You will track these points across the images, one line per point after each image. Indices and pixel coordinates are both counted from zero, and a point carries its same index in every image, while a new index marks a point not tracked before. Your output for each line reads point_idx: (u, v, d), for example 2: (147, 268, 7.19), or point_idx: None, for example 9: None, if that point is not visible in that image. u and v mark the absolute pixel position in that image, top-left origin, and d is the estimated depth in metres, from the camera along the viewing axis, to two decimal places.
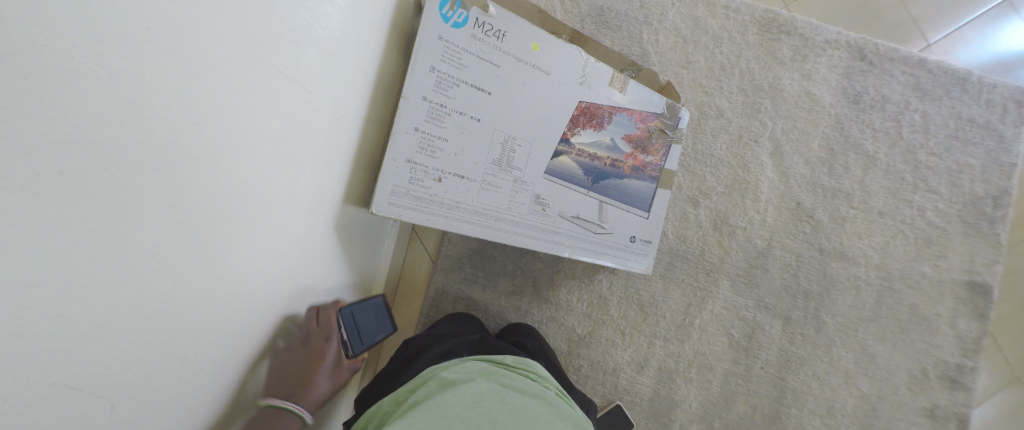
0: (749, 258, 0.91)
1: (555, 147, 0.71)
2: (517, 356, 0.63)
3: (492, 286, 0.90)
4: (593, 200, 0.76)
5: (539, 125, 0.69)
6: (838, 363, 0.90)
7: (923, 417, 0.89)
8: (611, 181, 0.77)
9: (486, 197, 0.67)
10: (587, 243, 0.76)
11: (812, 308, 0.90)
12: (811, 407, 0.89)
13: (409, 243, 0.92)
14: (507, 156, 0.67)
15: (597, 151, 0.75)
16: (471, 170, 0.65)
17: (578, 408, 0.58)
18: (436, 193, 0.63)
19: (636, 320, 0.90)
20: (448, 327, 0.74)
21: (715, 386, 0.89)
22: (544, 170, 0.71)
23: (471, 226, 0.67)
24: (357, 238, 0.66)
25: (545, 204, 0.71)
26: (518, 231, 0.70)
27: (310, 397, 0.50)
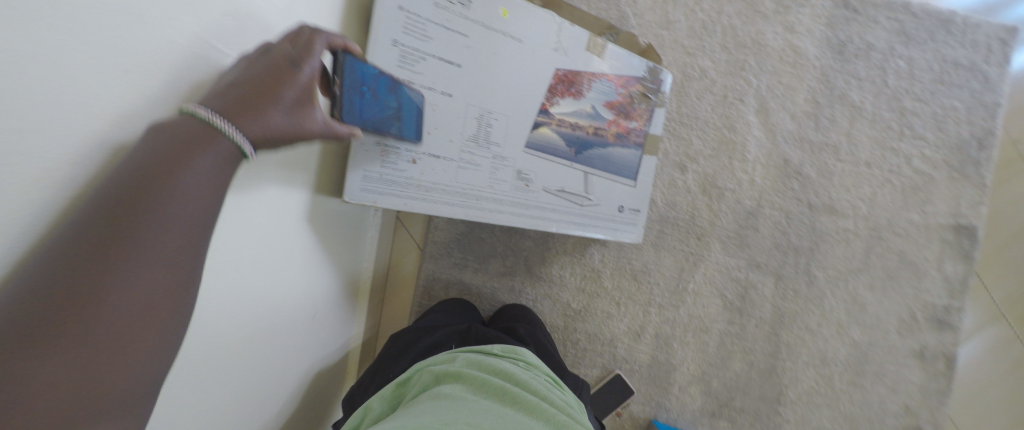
0: (739, 219, 0.91)
1: (533, 120, 0.69)
2: (506, 345, 0.63)
3: (484, 268, 0.89)
4: (576, 173, 0.74)
5: (514, 97, 0.67)
6: (829, 315, 0.91)
7: (912, 360, 0.91)
8: (595, 151, 0.75)
9: (465, 176, 0.65)
10: (573, 215, 0.75)
11: (803, 263, 0.91)
12: (805, 360, 0.91)
13: (395, 231, 0.90)
14: (483, 132, 0.65)
15: (577, 122, 0.73)
16: (446, 149, 0.63)
17: (569, 393, 0.58)
18: (412, 176, 0.61)
19: (631, 290, 0.90)
20: (436, 318, 0.74)
21: (712, 347, 0.91)
22: (524, 143, 0.68)
23: (452, 207, 0.65)
24: (332, 229, 0.64)
25: (527, 179, 0.70)
26: (501, 208, 0.68)
27: (256, 126, 0.34)
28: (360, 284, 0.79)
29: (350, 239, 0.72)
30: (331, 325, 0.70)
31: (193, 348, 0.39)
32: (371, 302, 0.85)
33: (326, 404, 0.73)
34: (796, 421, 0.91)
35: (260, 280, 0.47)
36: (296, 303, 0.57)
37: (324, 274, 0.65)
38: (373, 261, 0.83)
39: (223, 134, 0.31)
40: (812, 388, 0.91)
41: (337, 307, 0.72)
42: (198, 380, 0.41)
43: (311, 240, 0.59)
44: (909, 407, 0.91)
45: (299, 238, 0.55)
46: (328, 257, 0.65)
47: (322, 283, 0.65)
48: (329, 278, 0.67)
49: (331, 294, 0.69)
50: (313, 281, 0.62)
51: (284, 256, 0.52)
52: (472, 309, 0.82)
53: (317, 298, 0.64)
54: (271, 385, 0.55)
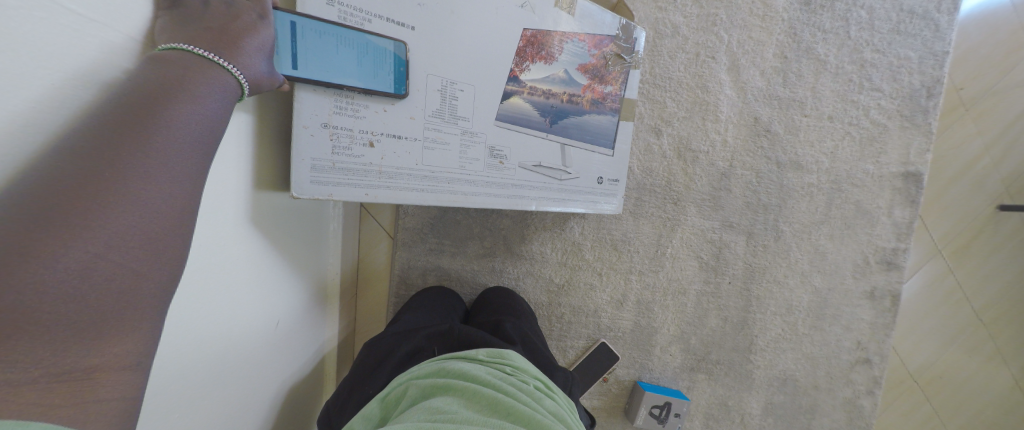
0: (713, 181, 0.91)
1: (502, 89, 0.62)
2: (491, 350, 0.60)
3: (461, 251, 0.85)
4: (553, 146, 0.68)
5: (478, 62, 0.59)
6: (795, 266, 0.96)
7: (864, 300, 0.99)
8: (571, 120, 0.69)
9: (432, 158, 0.58)
10: (552, 191, 0.70)
11: (772, 220, 0.93)
12: (773, 310, 0.96)
13: (360, 221, 0.83)
14: (448, 105, 0.58)
15: (550, 90, 0.66)
16: (408, 128, 0.55)
17: (558, 395, 0.56)
18: (371, 161, 0.54)
19: (612, 259, 0.89)
20: (414, 320, 0.68)
21: (689, 308, 0.93)
22: (494, 116, 0.62)
23: (421, 193, 0.58)
24: (287, 230, 0.57)
25: (501, 155, 0.63)
26: (475, 190, 0.62)
27: (250, 66, 0.38)
28: (328, 284, 0.73)
29: (318, 221, 0.67)
30: (310, 323, 0.67)
31: (186, 357, 0.40)
32: (342, 301, 0.80)
33: (305, 415, 0.69)
34: (766, 366, 0.98)
35: (228, 259, 0.45)
36: (273, 283, 0.55)
37: (299, 254, 0.62)
38: (339, 257, 0.76)
39: (223, 69, 0.36)
40: (779, 335, 0.97)
41: (317, 288, 0.69)
42: (185, 359, 0.40)
43: (279, 220, 0.55)
44: (861, 342, 1.00)
45: (266, 216, 0.52)
46: (297, 240, 0.61)
47: (300, 264, 0.62)
48: (305, 258, 0.64)
49: (309, 275, 0.66)
50: (287, 261, 0.58)
51: (250, 236, 0.49)
52: (452, 305, 0.78)
53: (295, 277, 0.61)
54: (263, 366, 0.54)
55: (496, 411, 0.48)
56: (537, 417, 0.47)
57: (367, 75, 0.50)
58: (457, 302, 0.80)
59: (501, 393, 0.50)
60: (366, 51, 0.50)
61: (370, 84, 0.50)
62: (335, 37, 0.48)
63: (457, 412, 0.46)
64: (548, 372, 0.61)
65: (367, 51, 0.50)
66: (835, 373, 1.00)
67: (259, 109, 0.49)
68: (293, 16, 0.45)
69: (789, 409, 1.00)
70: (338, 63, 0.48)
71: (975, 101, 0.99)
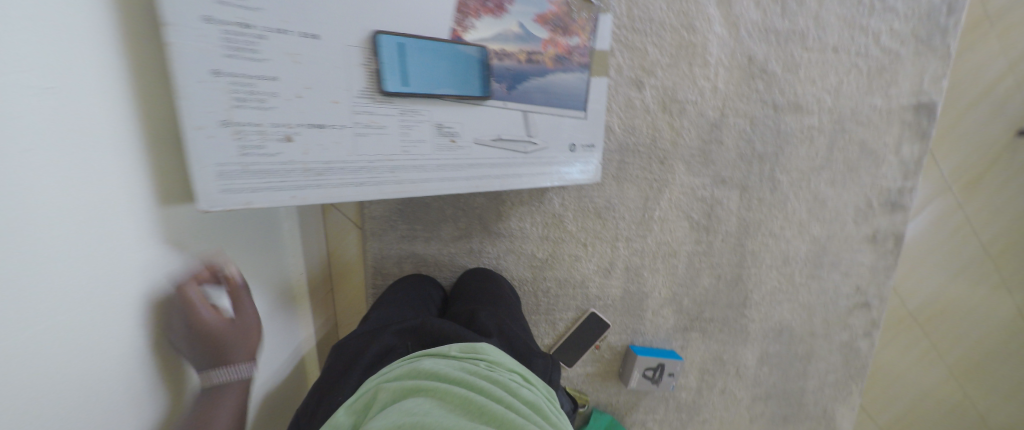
0: (702, 134, 0.83)
1: (448, 55, 0.50)
2: (465, 344, 0.56)
3: (435, 235, 0.82)
4: (514, 115, 0.58)
5: (410, 23, 0.47)
6: (792, 217, 0.90)
7: (865, 244, 0.95)
8: (533, 82, 0.58)
9: (370, 145, 0.48)
10: (516, 166, 0.61)
11: (768, 170, 0.86)
12: (768, 263, 0.92)
13: (323, 214, 0.79)
14: (381, 81, 0.46)
15: (505, 51, 0.54)
16: (334, 113, 0.45)
17: (537, 381, 0.53)
18: (293, 158, 0.44)
19: (596, 229, 0.85)
20: (386, 316, 0.65)
21: (681, 269, 0.90)
22: (442, 88, 0.51)
23: (363, 188, 0.49)
24: (217, 242, 0.51)
25: (453, 133, 0.54)
26: (427, 176, 0.53)
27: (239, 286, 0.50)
28: (293, 286, 0.71)
29: (267, 224, 0.62)
30: (273, 324, 0.65)
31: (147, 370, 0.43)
32: (315, 298, 0.78)
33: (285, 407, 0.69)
34: (761, 320, 0.96)
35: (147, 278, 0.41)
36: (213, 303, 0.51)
37: (246, 264, 0.57)
38: (303, 257, 0.73)
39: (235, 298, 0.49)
40: (775, 288, 0.94)
41: (276, 294, 0.66)
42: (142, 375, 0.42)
43: (210, 234, 0.49)
44: (860, 287, 0.97)
45: (192, 234, 0.46)
46: (241, 250, 0.56)
47: (248, 274, 0.57)
48: (255, 266, 0.59)
49: (265, 283, 0.62)
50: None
51: (170, 261, 0.43)
52: (428, 295, 0.75)
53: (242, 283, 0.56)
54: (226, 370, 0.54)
55: (469, 411, 0.45)
56: (512, 416, 0.44)
57: (460, 83, 0.51)
58: (435, 290, 0.78)
59: (474, 391, 0.47)
60: (458, 60, 0.51)
61: (462, 91, 0.52)
62: (433, 50, 0.49)
63: (427, 415, 0.43)
64: (525, 360, 0.57)
65: (459, 61, 0.51)
66: (832, 320, 0.98)
67: (143, 116, 0.39)
68: (400, 38, 0.47)
69: (784, 358, 0.99)
70: (437, 74, 0.50)
71: (1003, 13, 0.88)
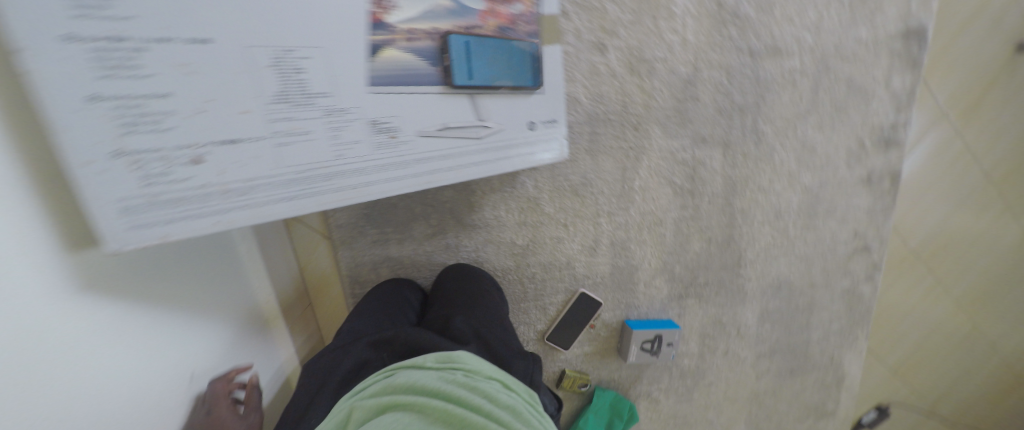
0: (676, 93, 0.77)
1: (367, 42, 0.45)
2: (440, 354, 0.52)
3: (408, 235, 0.78)
4: (459, 99, 0.53)
5: (316, 12, 0.42)
6: (781, 169, 0.85)
7: (861, 187, 0.90)
8: (476, 61, 0.53)
9: (295, 155, 0.44)
10: (471, 155, 0.56)
11: (750, 122, 0.81)
12: (760, 220, 0.88)
13: (288, 231, 0.76)
14: (292, 82, 0.42)
15: (437, 29, 0.49)
16: (245, 125, 0.41)
17: (518, 386, 0.50)
18: (207, 181, 0.40)
19: (574, 207, 0.81)
20: (357, 328, 0.61)
21: (669, 237, 0.86)
22: (367, 80, 0.46)
23: (295, 201, 0.45)
24: (159, 275, 0.48)
25: (391, 128, 0.49)
26: (368, 179, 0.49)
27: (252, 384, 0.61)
28: (262, 309, 0.68)
29: (219, 251, 0.59)
30: (243, 350, 0.62)
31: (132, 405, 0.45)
32: (292, 318, 0.76)
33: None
34: (757, 278, 0.92)
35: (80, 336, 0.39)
36: (162, 341, 0.48)
37: (199, 294, 0.54)
38: (270, 280, 0.70)
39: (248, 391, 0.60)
40: (769, 244, 0.90)
41: (242, 320, 0.63)
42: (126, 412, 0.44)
43: (144, 271, 0.46)
44: (858, 232, 0.93)
45: (119, 275, 0.43)
46: (190, 281, 0.53)
47: (203, 304, 0.55)
48: (210, 295, 0.57)
49: (226, 312, 0.59)
50: (179, 308, 0.51)
51: (97, 306, 0.41)
52: (406, 300, 0.71)
53: (198, 314, 0.54)
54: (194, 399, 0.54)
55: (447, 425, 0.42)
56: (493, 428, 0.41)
57: (514, 74, 0.56)
58: (413, 294, 0.74)
59: (452, 405, 0.44)
60: (512, 54, 0.55)
61: (518, 80, 0.57)
62: (491, 46, 0.53)
63: None
64: (506, 362, 0.53)
65: (514, 55, 0.55)
66: (831, 268, 0.95)
67: (25, 157, 0.35)
68: (465, 36, 0.51)
69: (786, 313, 0.97)
70: (496, 66, 0.54)
71: None
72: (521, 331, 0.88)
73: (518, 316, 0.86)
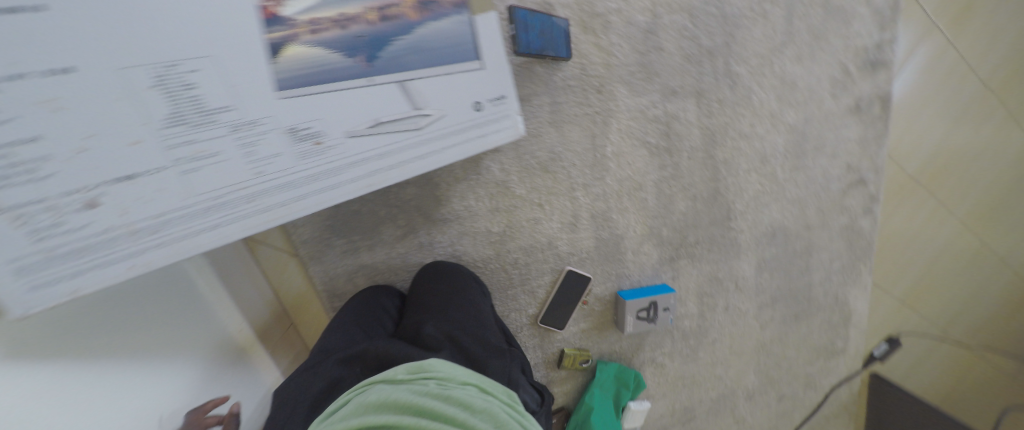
0: (637, 46, 0.71)
1: (266, 41, 0.40)
2: (411, 365, 0.47)
3: (378, 240, 0.75)
4: (387, 90, 0.48)
5: (194, 17, 0.37)
6: (761, 111, 0.80)
7: (849, 117, 0.85)
8: (399, 44, 0.48)
9: (207, 180, 0.40)
10: (413, 149, 0.52)
11: (722, 66, 0.76)
12: (745, 168, 0.83)
13: (252, 256, 0.72)
14: (185, 100, 0.37)
15: (345, 14, 0.44)
16: (140, 157, 0.37)
17: (500, 391, 0.46)
18: (109, 224, 0.36)
19: (547, 184, 0.77)
20: (327, 345, 0.55)
21: (652, 201, 0.82)
22: (275, 85, 0.41)
23: (219, 230, 0.42)
24: (112, 313, 0.46)
25: (314, 133, 0.45)
26: (298, 193, 0.45)
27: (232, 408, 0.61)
28: (236, 340, 0.64)
29: (175, 288, 0.55)
30: (221, 384, 0.60)
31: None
32: (272, 343, 0.73)
33: None
34: (750, 228, 0.88)
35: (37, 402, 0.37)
36: (138, 370, 0.48)
37: (159, 336, 0.51)
38: (241, 310, 0.67)
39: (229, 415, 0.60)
40: (759, 192, 0.86)
41: (214, 355, 0.60)
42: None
43: (80, 325, 0.43)
44: (851, 165, 0.88)
45: (53, 333, 0.40)
46: (144, 326, 0.50)
47: (165, 345, 0.52)
48: (174, 334, 0.53)
49: (196, 348, 0.56)
50: (136, 356, 0.48)
51: (51, 362, 0.39)
52: (383, 309, 0.66)
53: (161, 356, 0.51)
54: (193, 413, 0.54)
55: None
56: None
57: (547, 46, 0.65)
58: (392, 302, 0.69)
59: (428, 419, 0.39)
60: (546, 30, 0.65)
61: (557, 50, 0.66)
62: (529, 23, 0.62)
63: None
64: (482, 364, 0.50)
65: (440, 33, 0.50)
66: (827, 207, 0.90)
67: None
68: (520, 10, 0.61)
69: (784, 261, 0.93)
70: (533, 41, 0.64)
71: None
72: (512, 318, 0.84)
73: (506, 304, 0.83)
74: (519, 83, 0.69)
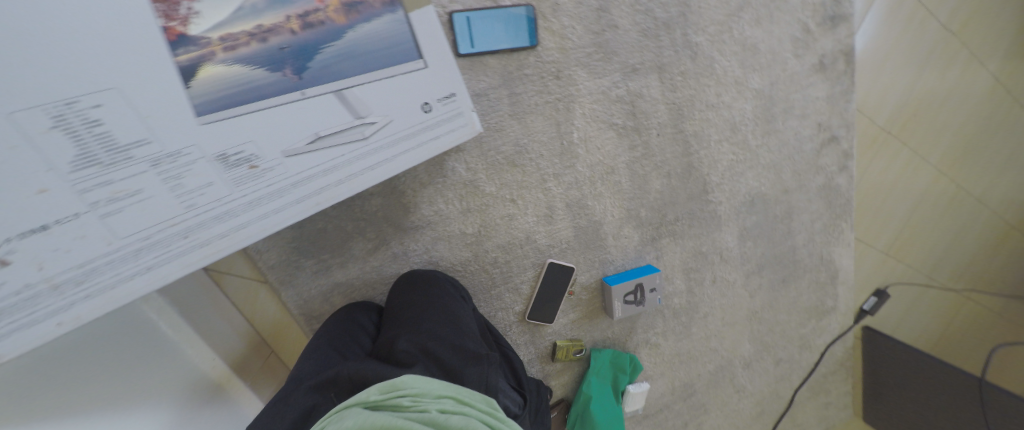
0: (591, 26, 0.69)
1: (179, 65, 0.38)
2: (385, 383, 0.43)
3: (348, 256, 0.72)
4: (323, 102, 0.46)
5: (88, 48, 0.33)
6: (726, 79, 0.78)
7: (815, 75, 0.84)
8: (328, 52, 0.46)
9: (133, 221, 0.37)
10: (361, 160, 0.49)
11: (681, 37, 0.74)
12: (717, 138, 0.82)
13: (218, 287, 0.68)
14: (93, 138, 0.34)
15: (263, 26, 0.42)
16: (49, 207, 0.34)
17: (479, 399, 0.44)
18: (26, 282, 0.33)
19: (517, 179, 0.74)
20: (299, 372, 0.51)
21: (626, 183, 0.80)
22: (196, 111, 0.39)
23: (154, 271, 0.39)
24: (65, 370, 0.44)
25: (246, 157, 0.42)
26: (238, 222, 0.42)
27: None
28: (209, 377, 0.62)
29: (132, 334, 0.52)
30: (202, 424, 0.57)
31: None
32: (251, 374, 0.70)
33: None
34: (728, 198, 0.87)
35: None
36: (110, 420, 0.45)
37: (122, 386, 0.48)
38: (211, 344, 0.63)
39: None
40: (733, 161, 0.84)
41: (188, 396, 0.57)
42: None
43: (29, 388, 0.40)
44: (822, 123, 0.87)
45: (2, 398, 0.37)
46: (101, 377, 0.47)
47: (132, 392, 0.49)
48: (139, 381, 0.51)
49: (167, 391, 0.54)
50: (97, 410, 0.45)
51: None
52: (359, 326, 0.63)
53: (131, 403, 0.49)
54: None
55: None
56: None
57: (510, 37, 0.66)
58: (368, 318, 0.66)
59: None
60: (508, 21, 0.65)
61: (514, 42, 0.66)
62: (488, 17, 0.64)
63: None
64: (455, 374, 0.49)
65: (372, 35, 0.48)
66: (802, 169, 0.90)
67: None
68: (466, 12, 0.63)
69: (765, 227, 0.92)
70: (493, 34, 0.65)
71: None
72: (499, 318, 0.82)
73: (492, 304, 0.81)
74: (474, 78, 0.67)
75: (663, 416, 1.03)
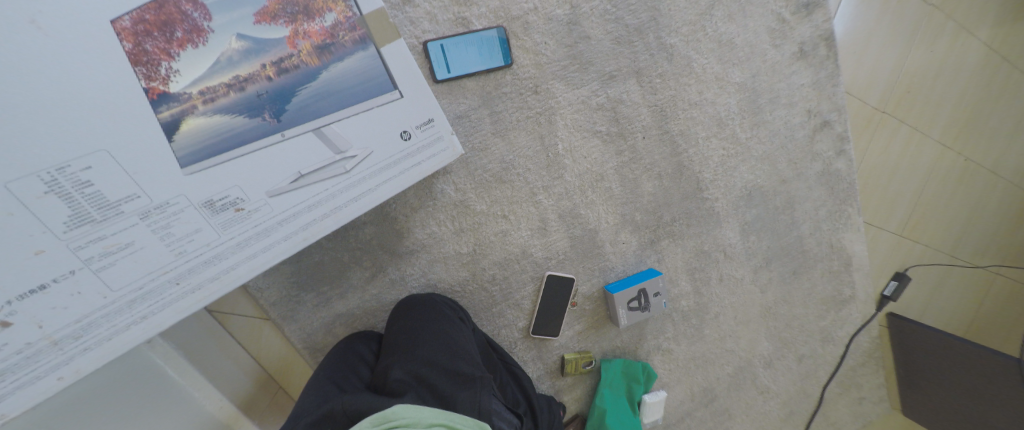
0: (563, 40, 0.71)
1: (163, 122, 0.40)
2: (377, 416, 0.43)
3: (347, 286, 0.73)
4: (302, 141, 0.48)
5: (74, 117, 0.36)
6: (705, 76, 0.78)
7: (797, 63, 0.83)
8: (305, 93, 0.48)
9: (125, 273, 0.39)
10: (345, 193, 0.50)
11: (654, 40, 0.74)
12: (704, 135, 0.81)
13: (223, 327, 0.70)
14: (83, 198, 0.37)
15: (240, 76, 0.44)
16: (45, 267, 0.36)
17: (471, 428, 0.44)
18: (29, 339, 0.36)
19: (506, 195, 0.75)
20: (299, 409, 0.51)
21: (617, 188, 0.80)
22: (181, 162, 0.41)
23: (148, 318, 0.41)
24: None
25: (233, 201, 0.44)
26: (227, 264, 0.44)
27: None
28: (216, 417, 0.63)
29: (139, 383, 0.54)
30: None
31: None
32: (258, 411, 0.71)
33: None
34: (724, 194, 0.86)
35: None
36: None
37: None
38: (218, 385, 0.65)
39: None
40: (723, 157, 0.84)
41: None
42: None
43: None
44: (811, 109, 0.86)
45: None
46: None
47: None
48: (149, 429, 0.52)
49: None
50: None
51: None
52: (359, 357, 0.64)
53: None
54: None
55: None
56: None
57: (485, 59, 0.68)
58: (368, 347, 0.67)
59: None
60: (481, 44, 0.68)
61: (489, 63, 0.68)
62: (462, 42, 0.67)
63: None
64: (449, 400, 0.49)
65: (345, 73, 0.50)
66: (797, 157, 0.88)
67: None
68: (440, 41, 0.66)
69: (766, 220, 0.90)
70: (469, 57, 0.68)
71: None
72: (504, 335, 0.82)
73: (494, 322, 0.81)
74: (454, 102, 0.69)
75: (685, 423, 1.00)
